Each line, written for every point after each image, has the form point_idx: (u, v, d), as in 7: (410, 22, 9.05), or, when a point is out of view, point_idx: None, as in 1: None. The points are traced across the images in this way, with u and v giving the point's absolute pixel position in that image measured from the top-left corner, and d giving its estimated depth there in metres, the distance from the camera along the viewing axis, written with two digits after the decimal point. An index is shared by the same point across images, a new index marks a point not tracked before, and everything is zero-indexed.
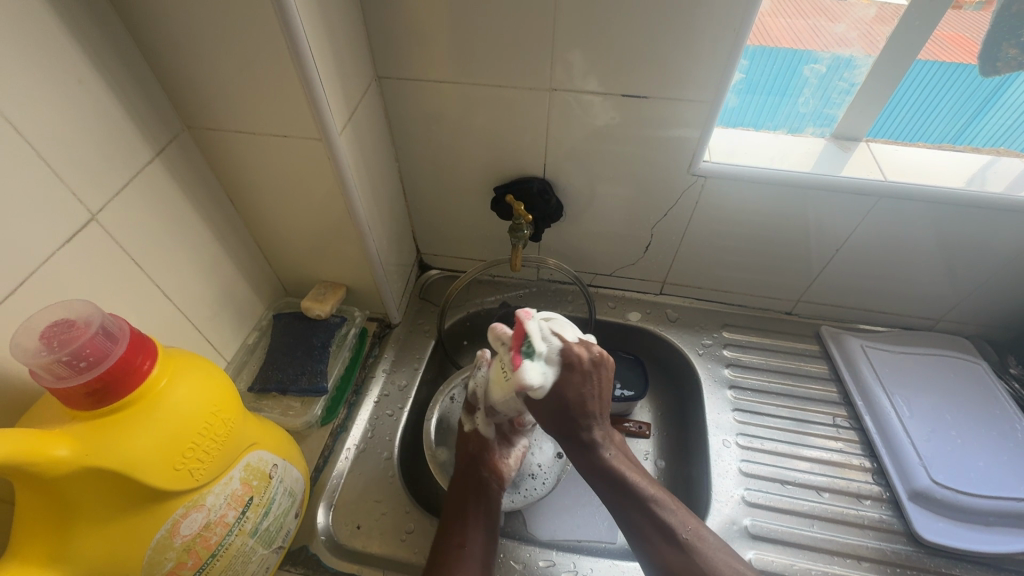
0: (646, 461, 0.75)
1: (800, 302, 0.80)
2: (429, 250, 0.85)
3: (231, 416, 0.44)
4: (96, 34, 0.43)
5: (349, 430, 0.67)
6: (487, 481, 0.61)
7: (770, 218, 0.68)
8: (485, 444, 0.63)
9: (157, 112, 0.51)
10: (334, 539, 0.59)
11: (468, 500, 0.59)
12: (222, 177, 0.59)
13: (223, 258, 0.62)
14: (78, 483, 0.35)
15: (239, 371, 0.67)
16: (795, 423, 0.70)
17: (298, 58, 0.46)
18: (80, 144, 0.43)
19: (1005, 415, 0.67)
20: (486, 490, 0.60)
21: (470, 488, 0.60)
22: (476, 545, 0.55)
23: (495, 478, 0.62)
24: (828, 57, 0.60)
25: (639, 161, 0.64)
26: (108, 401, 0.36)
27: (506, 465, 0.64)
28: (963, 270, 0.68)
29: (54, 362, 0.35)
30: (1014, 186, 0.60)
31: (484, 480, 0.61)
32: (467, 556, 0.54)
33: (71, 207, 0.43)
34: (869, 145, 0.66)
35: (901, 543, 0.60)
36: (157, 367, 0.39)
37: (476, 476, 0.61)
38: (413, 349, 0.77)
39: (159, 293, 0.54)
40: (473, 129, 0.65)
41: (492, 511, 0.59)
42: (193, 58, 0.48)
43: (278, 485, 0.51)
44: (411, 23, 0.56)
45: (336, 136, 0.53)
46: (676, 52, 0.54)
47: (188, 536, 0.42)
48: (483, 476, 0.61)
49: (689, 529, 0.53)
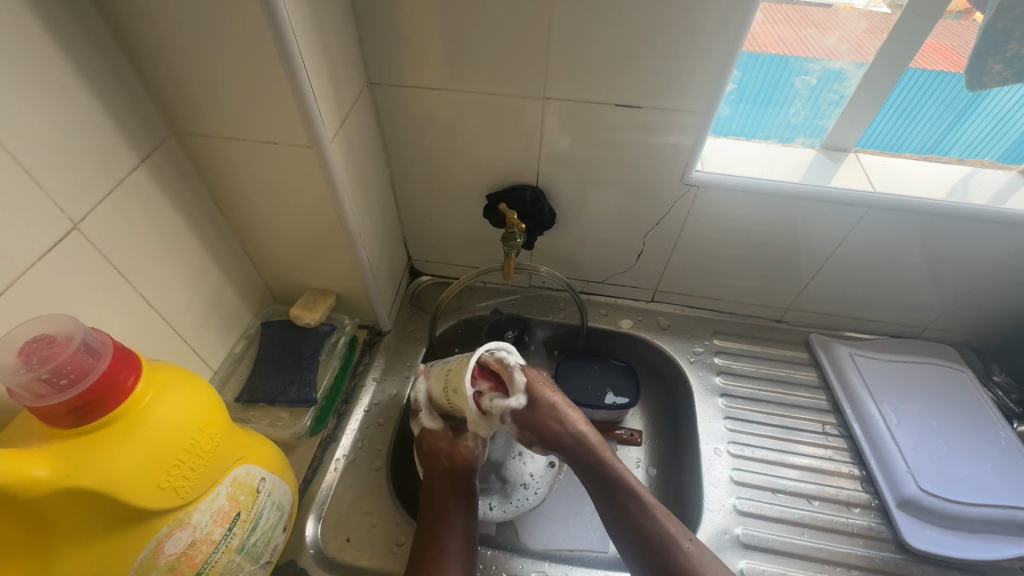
0: (638, 468, 0.75)
1: (790, 310, 0.80)
2: (420, 256, 0.84)
3: (216, 431, 0.43)
4: (79, 40, 0.42)
5: (339, 440, 0.66)
6: (453, 470, 0.61)
7: (761, 226, 0.68)
8: (438, 438, 0.63)
9: (143, 118, 0.49)
10: (323, 552, 0.58)
11: (434, 500, 0.59)
12: (210, 184, 0.58)
13: (210, 265, 0.61)
14: (58, 504, 0.34)
15: (226, 381, 0.65)
16: (783, 431, 0.71)
17: (289, 65, 0.45)
18: (62, 151, 0.42)
19: (990, 422, 0.69)
20: (452, 479, 0.61)
21: (435, 485, 0.61)
22: (454, 534, 0.56)
23: (460, 464, 0.62)
24: (818, 69, 0.61)
25: (634, 169, 0.64)
26: (90, 419, 0.35)
27: (467, 449, 0.63)
28: (950, 280, 0.69)
29: (33, 380, 0.34)
30: (998, 198, 0.61)
31: (450, 468, 0.62)
32: (444, 556, 0.54)
33: (52, 216, 0.42)
34: (858, 156, 0.67)
35: (890, 550, 0.61)
36: (142, 382, 0.38)
37: (440, 469, 0.62)
38: (403, 356, 0.76)
39: (144, 302, 0.52)
40: (467, 136, 0.64)
41: (461, 498, 0.60)
42: (180, 63, 0.47)
43: (266, 499, 0.49)
44: (405, 30, 0.55)
45: (328, 143, 0.52)
46: (670, 62, 0.54)
47: (173, 555, 0.41)
48: (447, 465, 0.62)
49: (690, 541, 0.53)
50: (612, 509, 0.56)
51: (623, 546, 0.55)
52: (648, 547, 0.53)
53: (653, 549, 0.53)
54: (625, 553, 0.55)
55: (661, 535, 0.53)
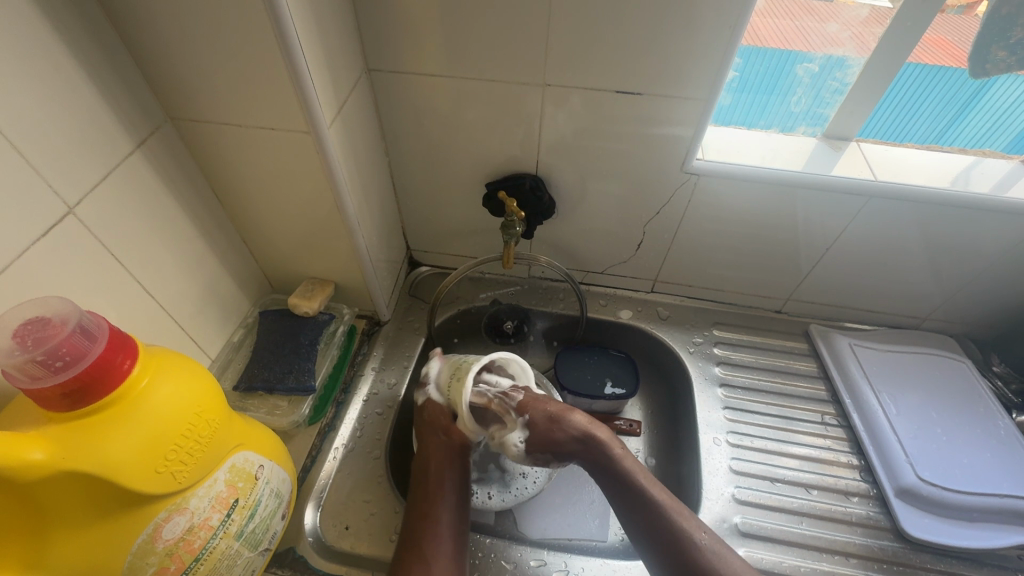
0: (637, 459, 0.75)
1: (790, 301, 0.80)
2: (419, 246, 0.84)
3: (214, 417, 0.43)
4: (74, 21, 0.41)
5: (338, 429, 0.66)
6: (449, 447, 0.61)
7: (762, 216, 0.68)
8: (441, 414, 0.62)
9: (138, 103, 0.49)
10: (322, 540, 0.58)
11: (431, 474, 0.59)
12: (207, 171, 0.58)
13: (207, 253, 0.61)
14: (53, 487, 0.34)
15: (224, 369, 0.65)
16: (783, 421, 0.71)
17: (286, 49, 0.45)
18: (57, 135, 0.42)
19: (989, 412, 0.69)
20: (447, 458, 0.60)
21: (433, 460, 0.60)
22: (444, 513, 0.56)
23: (455, 443, 0.61)
24: (821, 57, 0.60)
25: (634, 159, 0.64)
26: (86, 402, 0.35)
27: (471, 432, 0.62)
28: (950, 270, 0.69)
29: (28, 362, 0.33)
30: (999, 187, 0.61)
31: (448, 443, 0.61)
32: (437, 530, 0.55)
33: (46, 200, 0.42)
34: (859, 145, 0.66)
35: (888, 539, 0.61)
36: (138, 367, 0.38)
37: (437, 443, 0.61)
38: (402, 346, 0.76)
39: (140, 289, 0.52)
40: (466, 125, 0.64)
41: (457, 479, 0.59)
42: (175, 46, 0.46)
43: (264, 486, 0.49)
44: (403, 16, 0.55)
45: (325, 129, 0.52)
46: (672, 48, 0.53)
47: (171, 541, 0.40)
48: (445, 441, 0.61)
49: (705, 534, 0.52)
50: (633, 518, 0.54)
51: (645, 550, 0.53)
52: (671, 553, 0.51)
53: (668, 548, 0.52)
54: (647, 556, 0.53)
55: (674, 529, 0.52)
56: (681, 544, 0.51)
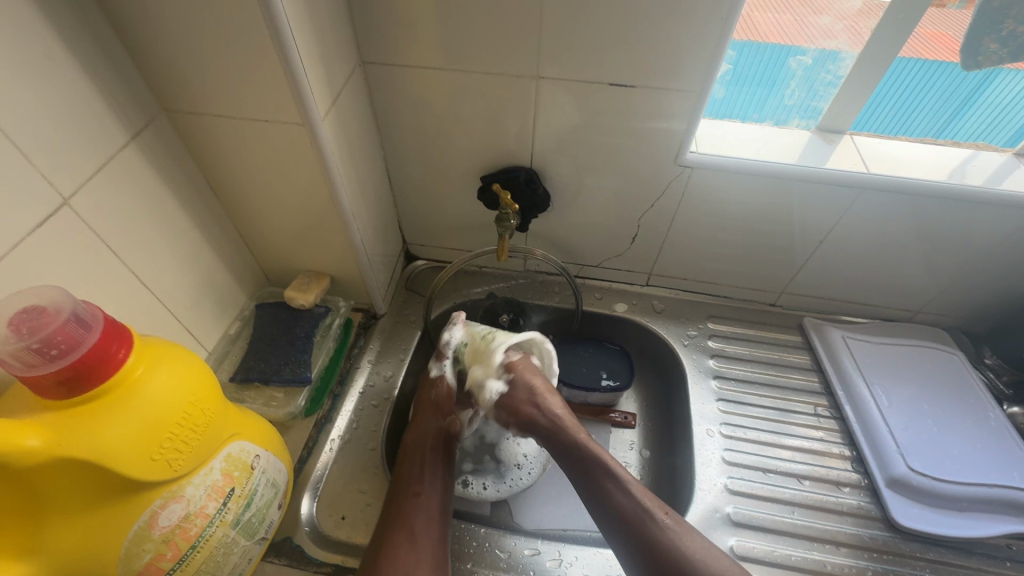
0: (632, 451, 0.76)
1: (784, 294, 0.81)
2: (416, 240, 0.84)
3: (209, 406, 0.43)
4: (67, 12, 0.42)
5: (334, 421, 0.67)
6: (440, 431, 0.63)
7: (755, 209, 0.68)
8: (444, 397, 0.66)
9: (132, 94, 0.49)
10: (319, 529, 0.58)
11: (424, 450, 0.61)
12: (202, 163, 0.58)
13: (203, 245, 0.61)
14: (49, 473, 0.34)
15: (220, 361, 0.65)
16: (777, 412, 0.71)
17: (279, 41, 0.45)
18: (51, 126, 0.42)
19: (980, 404, 0.69)
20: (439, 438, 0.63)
21: (427, 437, 0.62)
22: (431, 494, 0.58)
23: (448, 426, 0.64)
24: (814, 49, 0.60)
25: (628, 152, 0.64)
26: (82, 390, 0.35)
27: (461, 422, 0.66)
28: (943, 263, 0.70)
29: (23, 349, 0.34)
30: (993, 179, 0.61)
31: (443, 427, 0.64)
32: (422, 503, 0.57)
33: (41, 191, 0.42)
34: (853, 138, 0.66)
35: (879, 528, 0.62)
36: (133, 356, 0.38)
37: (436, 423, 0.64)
38: (398, 339, 0.77)
39: (136, 281, 0.52)
40: (460, 118, 0.64)
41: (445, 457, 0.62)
42: (168, 38, 0.46)
43: (260, 475, 0.50)
44: (396, 8, 0.55)
45: (320, 121, 0.52)
46: (665, 40, 0.53)
47: (167, 528, 0.41)
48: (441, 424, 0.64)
49: (669, 515, 0.53)
50: (596, 498, 0.55)
51: (608, 530, 0.54)
52: (630, 531, 0.52)
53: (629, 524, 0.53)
54: (609, 536, 0.54)
55: (636, 506, 0.53)
56: (643, 520, 0.52)
